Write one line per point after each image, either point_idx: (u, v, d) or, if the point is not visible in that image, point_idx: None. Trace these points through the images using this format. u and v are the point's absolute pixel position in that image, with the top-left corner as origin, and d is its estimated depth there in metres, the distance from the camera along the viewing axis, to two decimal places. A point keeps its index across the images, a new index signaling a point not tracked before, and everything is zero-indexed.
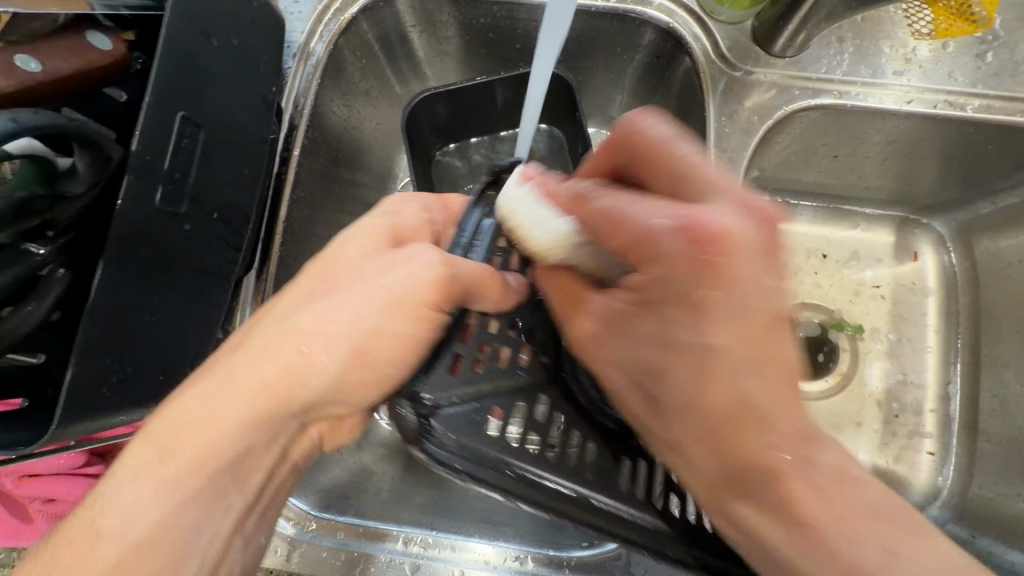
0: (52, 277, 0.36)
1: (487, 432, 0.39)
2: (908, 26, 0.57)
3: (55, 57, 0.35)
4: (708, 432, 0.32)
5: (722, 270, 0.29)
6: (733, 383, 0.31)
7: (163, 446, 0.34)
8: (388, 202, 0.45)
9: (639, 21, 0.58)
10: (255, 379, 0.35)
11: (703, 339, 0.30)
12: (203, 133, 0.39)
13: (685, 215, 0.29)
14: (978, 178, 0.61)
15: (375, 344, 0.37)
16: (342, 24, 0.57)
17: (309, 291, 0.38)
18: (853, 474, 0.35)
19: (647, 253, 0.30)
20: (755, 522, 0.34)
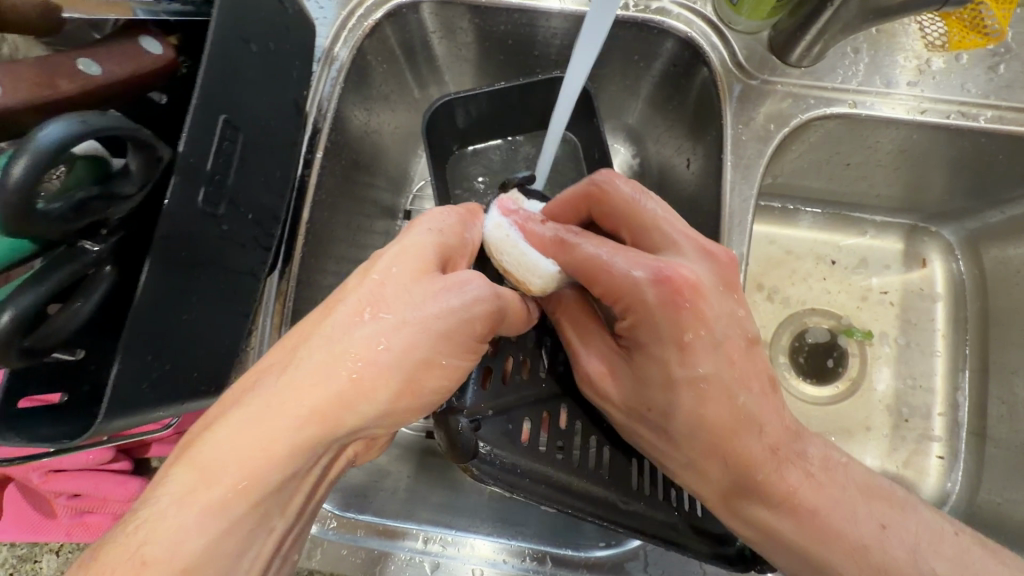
0: (99, 276, 0.35)
1: (522, 443, 0.43)
2: (921, 38, 0.58)
3: (109, 60, 0.36)
4: (701, 445, 0.41)
5: (697, 311, 0.39)
6: (720, 397, 0.40)
7: (213, 465, 0.32)
8: (421, 219, 0.42)
9: (659, 30, 0.59)
10: (309, 403, 0.34)
11: (688, 370, 0.40)
12: (242, 135, 0.40)
13: (660, 270, 0.39)
14: (987, 188, 0.62)
15: (424, 377, 0.37)
16: (366, 29, 0.58)
17: (356, 314, 0.37)
18: (837, 460, 0.42)
19: (633, 301, 0.40)
20: (768, 518, 0.41)
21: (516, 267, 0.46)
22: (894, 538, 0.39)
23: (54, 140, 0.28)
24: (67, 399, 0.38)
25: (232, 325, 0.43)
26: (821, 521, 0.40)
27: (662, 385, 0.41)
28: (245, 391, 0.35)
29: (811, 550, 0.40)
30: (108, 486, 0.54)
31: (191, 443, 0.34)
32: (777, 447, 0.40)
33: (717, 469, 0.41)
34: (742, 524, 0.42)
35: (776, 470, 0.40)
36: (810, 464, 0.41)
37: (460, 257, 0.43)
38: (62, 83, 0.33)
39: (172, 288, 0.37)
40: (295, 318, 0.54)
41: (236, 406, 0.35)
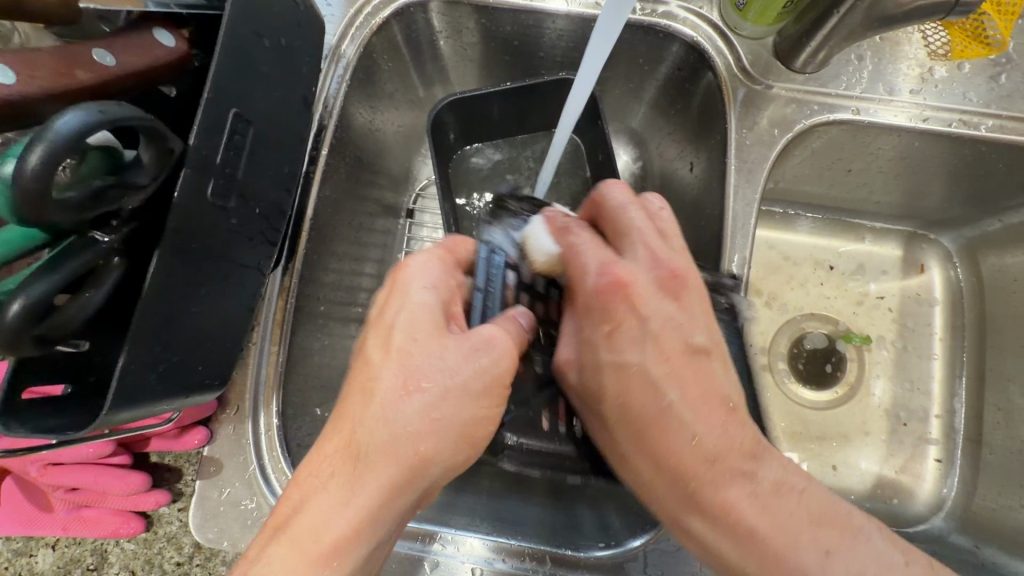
0: (109, 266, 0.35)
1: (546, 429, 0.47)
2: (925, 47, 0.59)
3: (125, 52, 0.36)
4: (628, 431, 0.40)
5: (628, 303, 0.39)
6: (644, 389, 0.39)
7: (307, 538, 0.35)
8: (406, 271, 0.41)
9: (665, 34, 0.59)
10: (385, 480, 0.36)
11: (614, 355, 0.39)
12: (252, 129, 0.40)
13: (605, 266, 0.40)
14: (985, 197, 0.63)
15: (474, 433, 0.38)
16: (373, 26, 0.58)
17: (400, 390, 0.37)
18: (792, 485, 0.39)
19: (577, 290, 0.41)
20: (702, 527, 0.39)
21: (534, 256, 0.46)
22: (837, 566, 0.36)
23: (71, 129, 0.28)
24: (69, 391, 0.38)
25: (237, 318, 0.43)
26: (756, 541, 0.37)
27: (591, 367, 0.41)
28: (319, 475, 0.37)
29: (745, 566, 0.37)
30: (108, 480, 0.53)
31: (282, 523, 0.36)
32: (710, 459, 0.38)
33: (648, 469, 0.40)
34: (683, 533, 0.40)
35: (710, 481, 0.38)
36: (756, 483, 0.38)
37: (458, 304, 0.42)
38: (80, 73, 0.33)
39: (181, 281, 0.37)
40: (297, 314, 0.54)
41: (315, 483, 0.37)
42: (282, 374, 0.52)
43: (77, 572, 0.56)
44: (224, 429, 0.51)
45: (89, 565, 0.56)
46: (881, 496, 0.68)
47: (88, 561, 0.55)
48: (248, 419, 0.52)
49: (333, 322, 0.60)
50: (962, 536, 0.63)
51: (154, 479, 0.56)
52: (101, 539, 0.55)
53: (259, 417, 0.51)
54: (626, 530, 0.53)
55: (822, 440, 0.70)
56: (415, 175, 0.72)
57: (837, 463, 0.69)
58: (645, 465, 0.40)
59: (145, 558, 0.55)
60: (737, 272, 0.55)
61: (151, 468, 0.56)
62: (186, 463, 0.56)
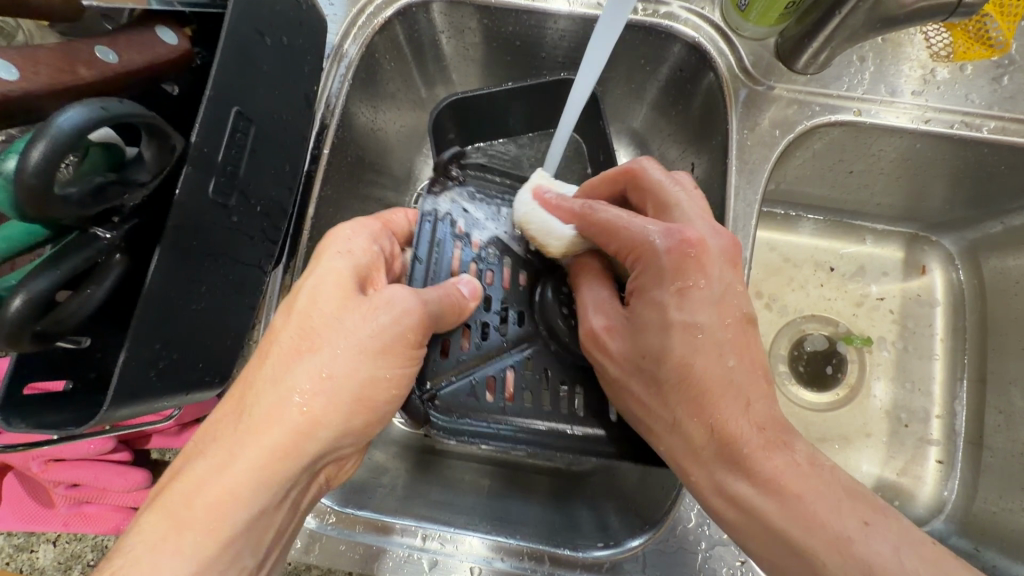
0: (111, 263, 0.35)
1: (487, 398, 0.47)
2: (927, 48, 0.58)
3: (129, 50, 0.36)
4: (683, 394, 0.41)
5: (699, 263, 0.41)
6: (711, 352, 0.40)
7: (182, 511, 0.34)
8: (332, 238, 0.42)
9: (667, 35, 0.59)
10: (267, 441, 0.36)
11: (685, 314, 0.41)
12: (254, 127, 0.40)
13: (674, 229, 0.42)
14: (987, 200, 0.63)
15: (373, 393, 0.39)
16: (375, 26, 0.58)
17: (294, 351, 0.38)
18: (823, 462, 0.39)
19: (643, 254, 0.42)
20: (747, 493, 0.38)
21: (541, 236, 0.50)
22: (877, 536, 0.35)
23: (73, 125, 0.28)
24: (71, 387, 0.38)
25: (237, 315, 0.43)
26: (801, 506, 0.36)
27: (657, 329, 0.42)
28: (207, 438, 0.37)
29: (792, 534, 0.36)
30: (108, 477, 0.54)
31: (163, 490, 0.36)
32: (762, 424, 0.39)
33: (699, 430, 0.40)
34: (722, 502, 0.40)
35: (759, 449, 0.38)
36: (794, 452, 0.38)
37: (379, 272, 0.43)
38: (82, 70, 0.33)
39: (181, 277, 0.37)
40: None
41: (201, 453, 0.36)
42: None
43: (78, 568, 0.56)
44: None
45: (89, 561, 0.56)
46: (882, 497, 0.68)
47: (88, 557, 0.56)
48: None
49: None
50: (962, 539, 0.63)
51: (154, 475, 0.56)
52: (101, 535, 0.55)
53: None
54: (626, 530, 0.53)
55: (824, 442, 0.70)
56: (416, 175, 0.72)
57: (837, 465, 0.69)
58: (697, 429, 0.40)
59: None
60: None
61: (151, 465, 0.56)
62: None
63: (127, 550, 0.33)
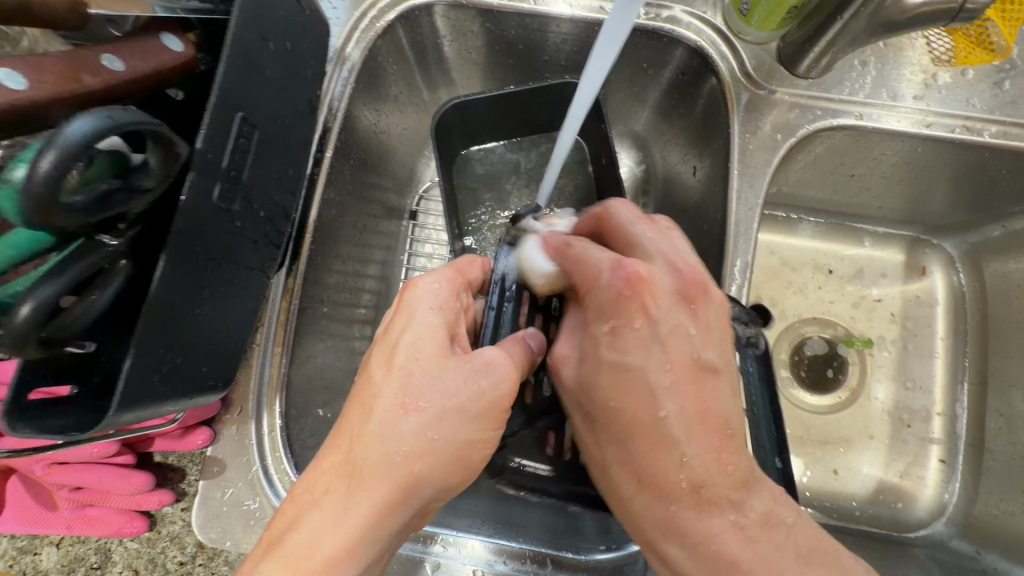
0: (115, 269, 0.36)
1: (546, 451, 0.50)
2: (928, 53, 0.59)
3: (135, 58, 0.36)
4: (619, 435, 0.40)
5: (637, 300, 0.39)
6: (643, 396, 0.38)
7: (297, 559, 0.35)
8: (415, 291, 0.42)
9: (669, 38, 0.59)
10: (377, 497, 0.37)
11: (617, 353, 0.39)
12: (258, 133, 0.41)
13: (621, 262, 0.40)
14: (987, 203, 0.63)
15: (469, 454, 0.39)
16: (378, 30, 0.58)
17: (399, 409, 0.38)
18: (781, 519, 0.39)
19: (593, 285, 0.41)
20: (680, 554, 0.39)
21: (530, 274, 0.49)
22: None
23: (82, 135, 0.28)
24: (74, 392, 0.38)
25: (240, 319, 0.43)
26: (735, 572, 0.37)
27: (591, 365, 0.40)
28: (315, 491, 0.37)
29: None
30: (112, 479, 0.54)
31: (274, 541, 0.37)
32: (699, 485, 0.38)
33: (630, 482, 0.40)
34: (656, 556, 0.41)
35: (693, 508, 0.38)
36: (743, 515, 0.38)
37: (461, 327, 0.44)
38: (88, 78, 0.33)
39: (185, 284, 0.37)
40: (301, 315, 0.54)
41: (312, 505, 0.37)
42: (285, 376, 0.53)
43: (82, 570, 0.56)
44: (228, 430, 0.52)
45: (93, 564, 0.56)
46: (884, 501, 0.68)
47: (92, 560, 0.56)
48: (251, 420, 0.52)
49: (337, 322, 0.61)
50: (963, 542, 0.63)
51: (157, 478, 0.56)
52: (105, 538, 0.56)
53: (263, 418, 0.52)
54: (627, 533, 0.54)
55: (824, 444, 0.70)
56: (419, 177, 0.73)
57: (838, 467, 0.69)
58: (623, 474, 0.40)
59: (149, 557, 0.56)
60: (740, 277, 0.55)
61: (154, 467, 0.56)
62: (190, 463, 0.56)
63: None
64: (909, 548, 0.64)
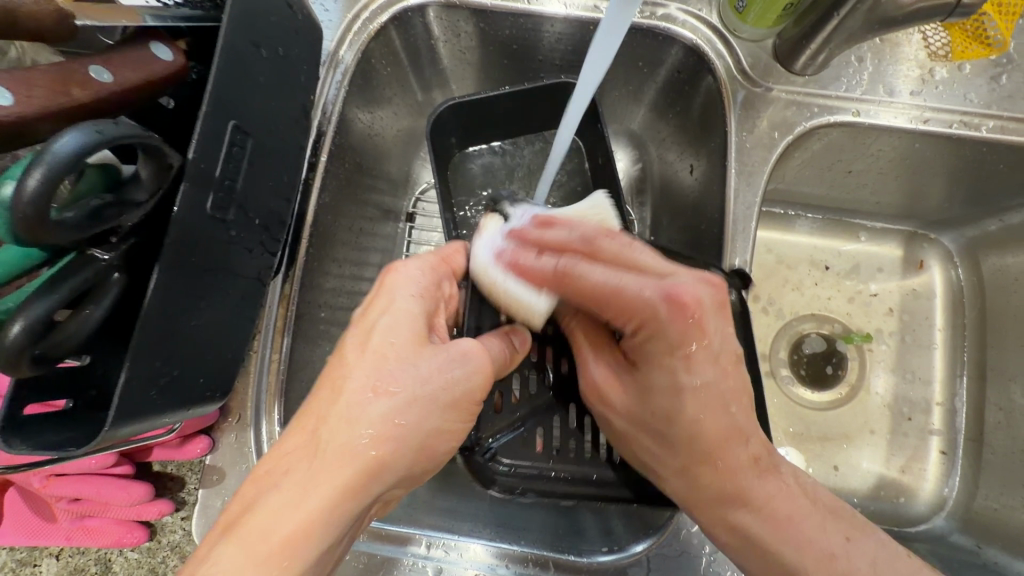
0: (109, 282, 0.35)
1: (536, 448, 0.50)
2: (924, 48, 0.58)
3: (124, 68, 0.35)
4: (692, 444, 0.42)
5: (701, 326, 0.39)
6: (716, 405, 0.41)
7: (253, 539, 0.33)
8: (395, 279, 0.43)
9: (665, 37, 0.59)
10: (341, 478, 0.35)
11: (692, 377, 0.40)
12: (251, 141, 0.40)
13: (667, 291, 0.39)
14: (985, 197, 0.63)
15: (435, 442, 0.40)
16: (371, 32, 0.58)
17: (370, 390, 0.38)
18: (807, 480, 0.45)
19: (646, 321, 0.40)
20: (746, 521, 0.42)
21: (517, 305, 0.47)
22: (858, 551, 0.41)
23: (71, 152, 0.28)
24: (71, 406, 0.38)
25: (239, 328, 0.43)
26: (792, 526, 0.42)
27: (667, 392, 0.41)
28: (276, 473, 0.36)
29: (785, 555, 0.41)
30: (110, 491, 0.53)
31: (229, 524, 0.34)
32: (758, 458, 0.42)
33: (709, 475, 0.42)
34: (722, 531, 0.43)
35: (756, 480, 0.42)
36: (786, 477, 0.43)
37: (438, 316, 0.44)
38: (76, 91, 0.33)
39: (180, 294, 0.37)
40: (298, 321, 0.54)
41: (272, 486, 0.35)
42: (283, 383, 0.53)
43: None
44: (227, 438, 0.52)
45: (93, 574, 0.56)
46: (885, 496, 0.68)
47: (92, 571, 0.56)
48: (250, 427, 0.52)
49: (335, 327, 0.61)
50: (964, 536, 0.64)
51: (156, 488, 0.56)
52: (104, 548, 0.56)
53: (262, 425, 0.52)
54: (629, 535, 0.53)
55: (824, 440, 0.70)
56: (415, 179, 0.72)
57: (838, 463, 0.69)
58: (699, 468, 0.42)
59: (149, 567, 0.56)
60: None
61: (153, 477, 0.56)
62: (188, 472, 0.56)
63: None
64: (911, 543, 0.64)
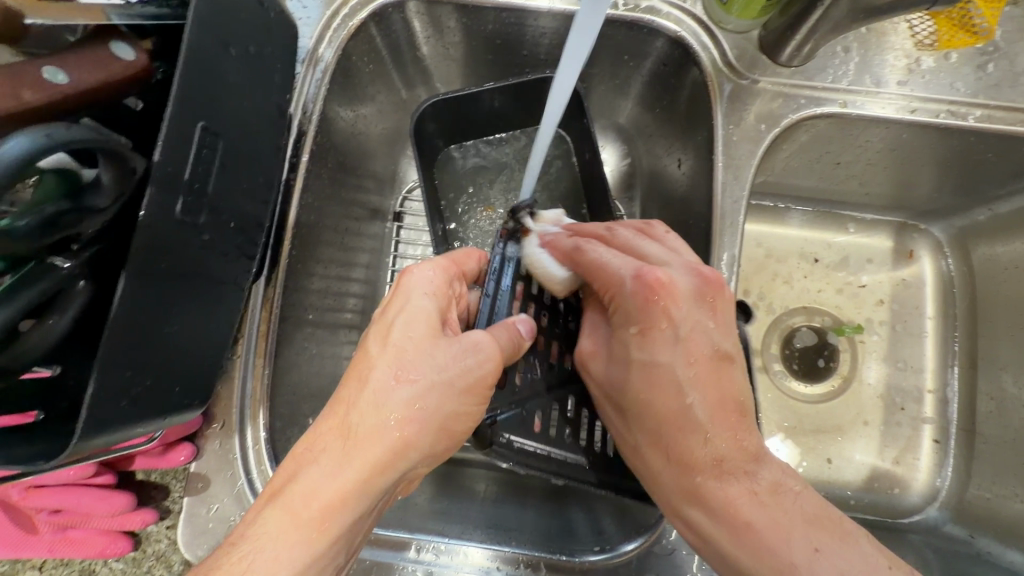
0: (76, 291, 0.36)
1: (536, 430, 0.48)
2: (911, 37, 0.58)
3: (81, 69, 0.34)
4: (645, 419, 0.42)
5: (662, 306, 0.40)
6: (668, 389, 0.40)
7: (296, 505, 0.35)
8: (410, 277, 0.42)
9: (649, 29, 0.58)
10: (369, 459, 0.36)
11: (646, 354, 0.41)
12: (222, 142, 0.39)
13: (641, 270, 0.41)
14: (973, 187, 0.62)
15: (455, 425, 0.39)
16: (350, 29, 0.57)
17: (394, 379, 0.38)
18: (789, 487, 0.38)
19: (614, 294, 0.42)
20: (698, 517, 0.39)
21: (545, 278, 0.49)
22: (823, 564, 0.34)
23: (17, 155, 0.27)
24: (41, 418, 0.37)
25: (217, 333, 0.42)
26: (749, 531, 0.36)
27: (623, 362, 0.43)
28: (315, 447, 0.36)
29: (733, 555, 0.37)
30: (91, 502, 0.52)
31: (275, 492, 0.35)
32: (719, 457, 0.39)
33: (658, 459, 0.41)
34: (682, 526, 0.41)
35: (711, 477, 0.39)
36: (755, 481, 0.38)
37: (453, 313, 0.44)
38: (28, 93, 0.32)
39: (152, 301, 0.36)
40: (282, 324, 0.53)
41: (312, 457, 0.36)
42: (268, 388, 0.52)
43: None
44: (211, 445, 0.51)
45: None
46: (878, 488, 0.68)
47: None
48: (236, 433, 0.51)
49: (321, 329, 0.60)
50: (957, 527, 0.63)
51: (140, 497, 0.55)
52: (89, 559, 0.55)
53: (247, 431, 0.51)
54: (621, 534, 0.53)
55: (817, 433, 0.70)
56: (402, 177, 0.71)
57: (831, 456, 0.69)
58: (655, 455, 0.42)
59: None
60: (727, 271, 0.55)
61: (138, 486, 0.55)
62: (173, 480, 0.56)
63: (244, 545, 0.34)
64: (905, 534, 0.64)
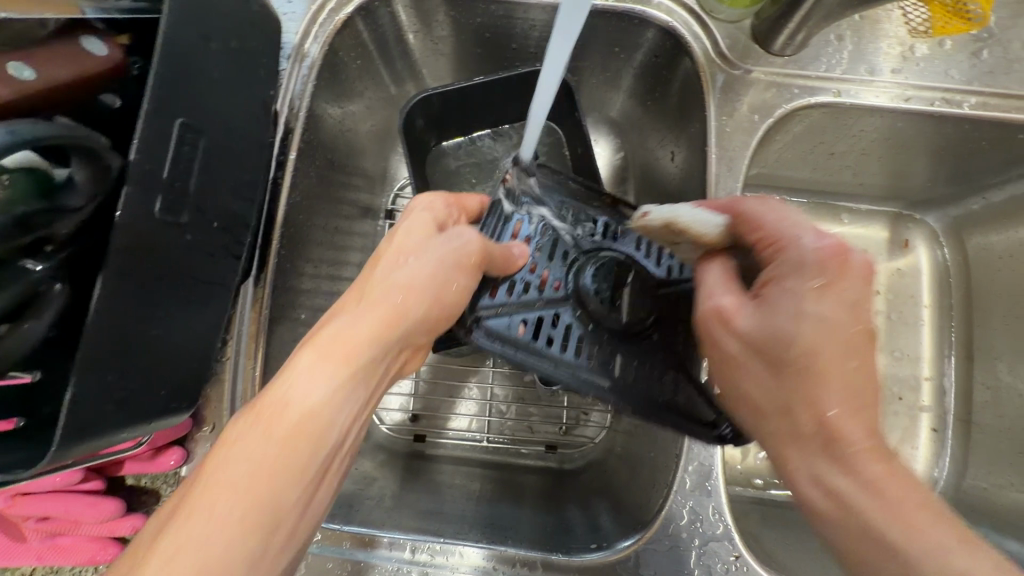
0: (50, 295, 0.35)
1: (522, 336, 0.44)
2: (905, 24, 0.57)
3: (51, 64, 0.34)
4: (805, 374, 0.36)
5: (846, 266, 0.37)
6: (839, 349, 0.36)
7: (328, 345, 0.36)
8: (414, 202, 0.46)
9: (640, 20, 0.57)
10: (379, 315, 0.39)
11: (820, 308, 0.36)
12: (203, 139, 0.38)
13: (824, 233, 0.38)
14: (968, 175, 0.62)
15: (452, 297, 0.41)
16: (337, 24, 0.56)
17: (396, 259, 0.41)
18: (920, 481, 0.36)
19: (789, 249, 0.38)
20: (844, 486, 0.35)
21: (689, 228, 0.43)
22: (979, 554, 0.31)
23: None
24: (23, 424, 0.36)
25: (207, 338, 0.41)
26: (904, 509, 0.33)
27: (784, 315, 0.37)
28: (340, 312, 0.39)
29: (888, 534, 0.33)
30: (79, 508, 0.52)
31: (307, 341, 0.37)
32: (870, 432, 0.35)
33: (803, 421, 0.36)
34: (817, 496, 0.36)
35: (862, 450, 0.35)
36: (896, 463, 0.35)
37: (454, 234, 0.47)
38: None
39: (133, 300, 0.35)
40: (272, 325, 0.52)
41: (337, 313, 0.39)
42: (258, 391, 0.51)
43: None
44: (201, 448, 0.50)
45: None
46: None
47: None
48: None
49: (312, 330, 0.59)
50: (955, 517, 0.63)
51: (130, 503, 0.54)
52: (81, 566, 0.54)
53: None
54: (618, 532, 0.52)
55: None
56: (393, 175, 0.70)
57: None
58: (803, 416, 0.36)
59: None
60: None
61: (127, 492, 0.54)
62: (163, 485, 0.54)
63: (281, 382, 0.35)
64: None
